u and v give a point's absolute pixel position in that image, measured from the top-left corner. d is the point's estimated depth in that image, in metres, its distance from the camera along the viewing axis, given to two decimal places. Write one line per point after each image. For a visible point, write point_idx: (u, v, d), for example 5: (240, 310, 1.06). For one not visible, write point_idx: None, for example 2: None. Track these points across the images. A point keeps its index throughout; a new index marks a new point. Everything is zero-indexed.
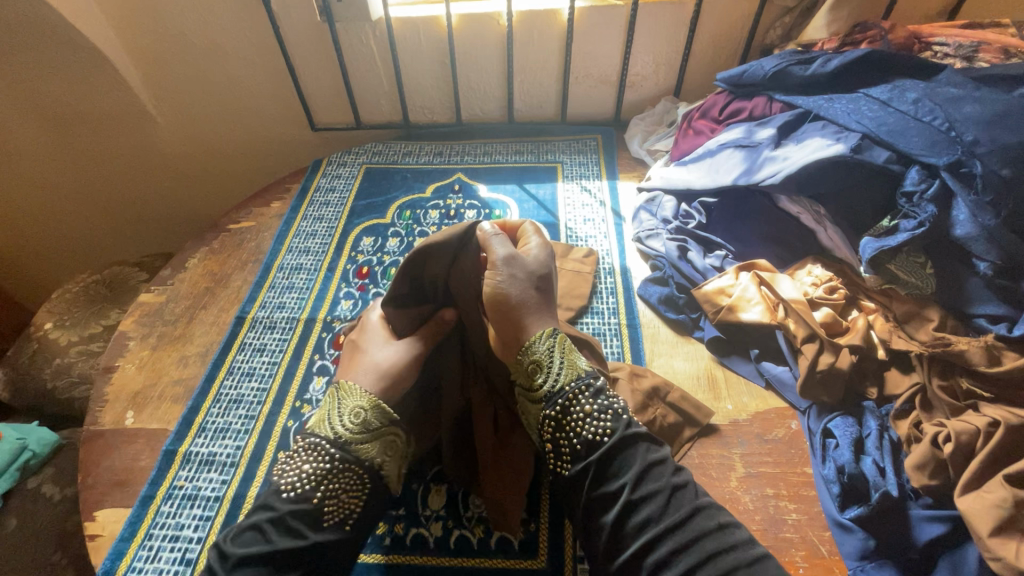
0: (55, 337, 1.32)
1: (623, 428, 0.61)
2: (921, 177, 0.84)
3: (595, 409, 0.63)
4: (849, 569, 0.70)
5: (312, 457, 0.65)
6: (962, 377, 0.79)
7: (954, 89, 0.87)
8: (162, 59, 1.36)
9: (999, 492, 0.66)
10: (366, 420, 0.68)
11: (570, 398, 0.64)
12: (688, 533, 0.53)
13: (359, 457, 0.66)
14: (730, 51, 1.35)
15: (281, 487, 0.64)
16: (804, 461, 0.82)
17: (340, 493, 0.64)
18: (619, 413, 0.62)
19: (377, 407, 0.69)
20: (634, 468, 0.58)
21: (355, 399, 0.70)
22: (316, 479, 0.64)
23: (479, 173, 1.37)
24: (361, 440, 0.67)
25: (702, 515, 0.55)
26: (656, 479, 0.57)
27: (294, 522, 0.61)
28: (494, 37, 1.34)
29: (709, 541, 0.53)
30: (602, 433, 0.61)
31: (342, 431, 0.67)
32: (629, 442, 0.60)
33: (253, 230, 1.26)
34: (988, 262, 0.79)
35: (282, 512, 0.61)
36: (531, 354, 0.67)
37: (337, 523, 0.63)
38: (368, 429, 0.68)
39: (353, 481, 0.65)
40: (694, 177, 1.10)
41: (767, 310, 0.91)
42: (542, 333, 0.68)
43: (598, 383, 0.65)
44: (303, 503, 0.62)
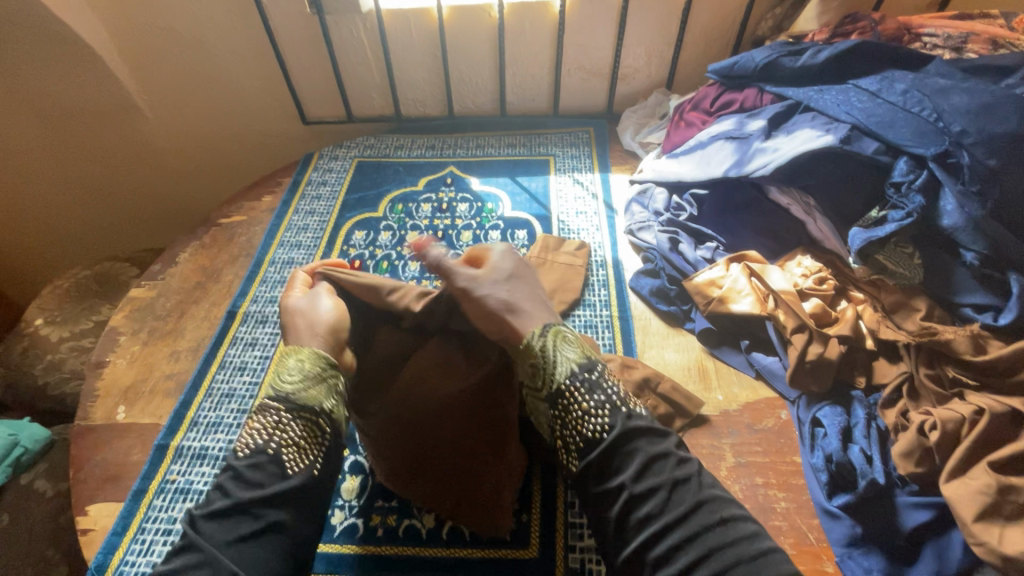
0: (46, 333, 1.32)
1: (623, 422, 0.57)
2: (909, 167, 0.84)
3: (592, 403, 0.59)
4: (836, 555, 0.71)
5: (262, 420, 0.59)
6: (949, 366, 0.80)
7: (942, 80, 0.88)
8: (151, 52, 1.34)
9: (983, 478, 0.67)
10: (310, 368, 0.64)
11: (567, 393, 0.61)
12: (691, 530, 0.50)
13: (312, 404, 0.61)
14: (722, 42, 1.35)
15: (238, 452, 0.58)
16: (793, 450, 0.83)
17: (301, 444, 0.59)
18: (617, 407, 0.59)
19: (318, 356, 0.65)
20: (634, 463, 0.55)
21: (301, 352, 0.66)
22: (274, 442, 0.57)
23: (471, 166, 1.36)
24: (308, 387, 0.62)
25: (705, 510, 0.52)
26: (657, 473, 0.54)
27: (254, 480, 0.55)
28: (486, 29, 1.33)
29: (711, 537, 0.50)
30: (602, 430, 0.57)
31: (291, 384, 0.62)
32: (629, 437, 0.57)
33: (244, 224, 1.25)
34: (975, 252, 0.79)
35: (240, 468, 0.56)
36: (529, 352, 0.65)
37: (303, 472, 0.57)
38: (314, 376, 0.64)
39: (311, 429, 0.60)
40: (685, 169, 1.11)
41: (757, 301, 0.91)
42: (535, 330, 0.66)
43: (592, 375, 0.62)
44: (261, 457, 0.56)
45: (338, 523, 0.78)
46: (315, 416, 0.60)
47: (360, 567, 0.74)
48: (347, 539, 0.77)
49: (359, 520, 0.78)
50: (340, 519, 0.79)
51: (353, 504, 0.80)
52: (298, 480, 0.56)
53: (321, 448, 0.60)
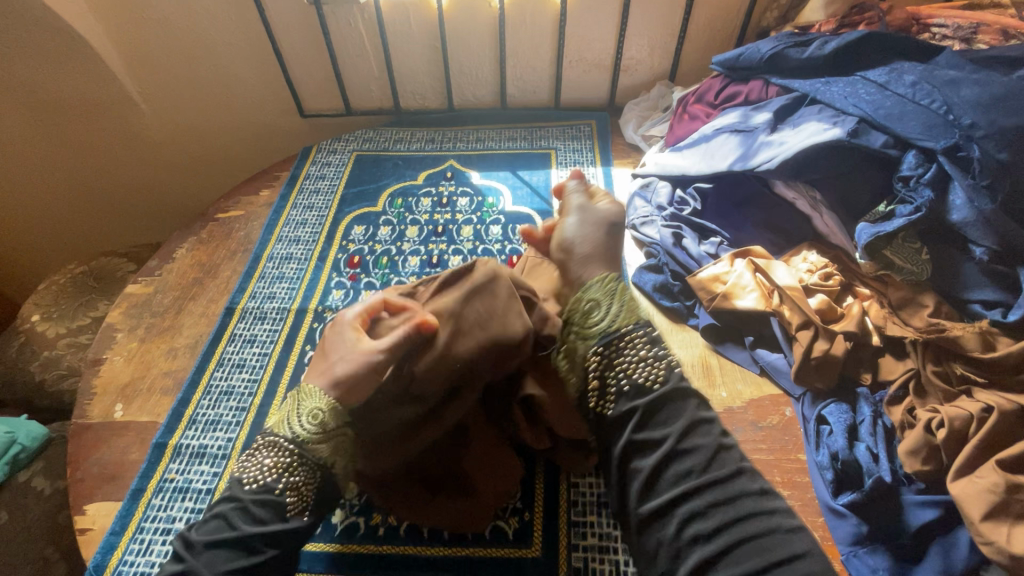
0: (43, 330, 1.31)
1: (675, 379, 0.56)
2: (918, 161, 0.83)
3: (648, 355, 0.58)
4: (842, 553, 0.71)
5: (272, 458, 0.59)
6: (957, 362, 0.79)
7: (952, 71, 0.86)
8: (146, 44, 1.32)
9: (992, 476, 0.66)
10: (328, 420, 0.60)
11: (619, 339, 0.60)
12: (727, 491, 0.48)
13: (320, 455, 0.60)
14: (726, 33, 1.33)
15: (244, 483, 0.58)
16: (798, 447, 0.82)
17: (301, 491, 0.59)
18: (672, 365, 0.57)
19: (336, 410, 0.60)
20: (679, 420, 0.52)
21: (314, 397, 0.62)
22: (278, 484, 0.58)
23: (471, 160, 1.35)
24: (321, 440, 0.60)
25: (747, 477, 0.49)
26: (703, 435, 0.52)
27: (257, 517, 0.56)
28: (486, 20, 1.31)
29: (748, 501, 0.47)
30: (652, 380, 0.56)
31: (306, 429, 0.60)
32: (676, 395, 0.54)
33: (241, 219, 1.24)
34: (984, 247, 0.78)
35: (246, 503, 0.57)
36: (588, 300, 0.65)
37: (300, 518, 0.58)
38: (328, 429, 0.61)
39: (312, 478, 0.60)
40: (689, 163, 1.09)
41: (762, 297, 0.90)
42: (600, 280, 0.67)
43: (648, 332, 0.60)
44: (266, 497, 0.57)
45: (338, 522, 0.78)
46: (317, 468, 0.60)
47: (361, 567, 0.73)
48: (347, 538, 0.76)
49: (360, 519, 0.78)
50: (340, 518, 0.78)
51: (354, 503, 0.79)
52: (294, 526, 0.57)
53: (317, 496, 0.60)
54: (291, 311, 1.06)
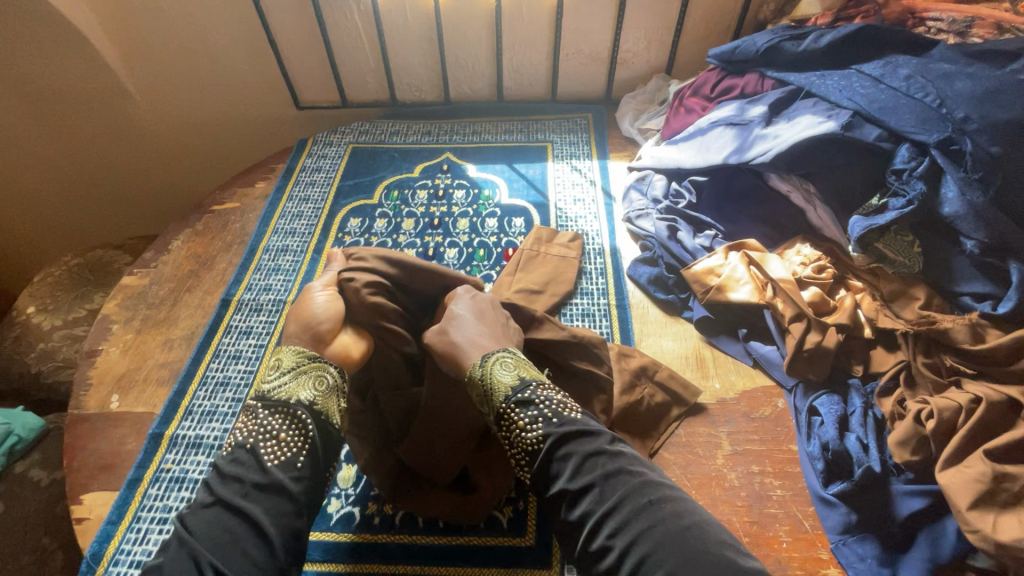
0: (38, 321, 1.30)
1: (557, 431, 0.56)
2: (911, 154, 0.83)
3: (527, 417, 0.58)
4: (831, 542, 0.72)
5: (246, 418, 0.61)
6: (947, 354, 0.80)
7: (946, 65, 0.86)
8: (139, 34, 1.31)
9: (979, 466, 0.67)
10: (290, 362, 0.65)
11: (505, 412, 0.59)
12: (623, 519, 0.48)
13: (291, 398, 0.62)
14: (723, 27, 1.33)
15: (224, 452, 0.60)
16: (790, 438, 0.83)
17: (281, 437, 0.59)
18: (551, 416, 0.57)
19: (299, 352, 0.66)
20: (572, 462, 0.53)
21: (283, 353, 0.67)
22: (255, 436, 0.59)
23: (468, 153, 1.35)
24: (287, 382, 0.63)
25: (635, 496, 0.49)
26: (589, 472, 0.52)
27: (235, 473, 0.56)
28: (482, 12, 1.30)
29: (640, 520, 0.48)
30: (539, 438, 0.56)
31: (272, 382, 0.64)
32: (562, 443, 0.55)
33: (237, 211, 1.23)
34: (975, 241, 0.79)
35: (223, 466, 0.57)
36: (472, 382, 0.63)
37: (285, 464, 0.57)
38: (294, 370, 0.64)
39: (290, 421, 0.60)
40: (684, 156, 1.09)
41: (755, 290, 0.91)
42: (475, 360, 0.63)
43: (528, 392, 0.59)
44: (242, 453, 0.58)
45: (334, 511, 0.78)
46: (293, 407, 0.61)
47: (356, 555, 0.74)
48: (343, 527, 0.77)
49: (355, 509, 0.78)
50: (336, 508, 0.79)
51: (350, 493, 0.80)
52: (278, 472, 0.56)
53: (302, 439, 0.60)
54: (287, 302, 1.06)
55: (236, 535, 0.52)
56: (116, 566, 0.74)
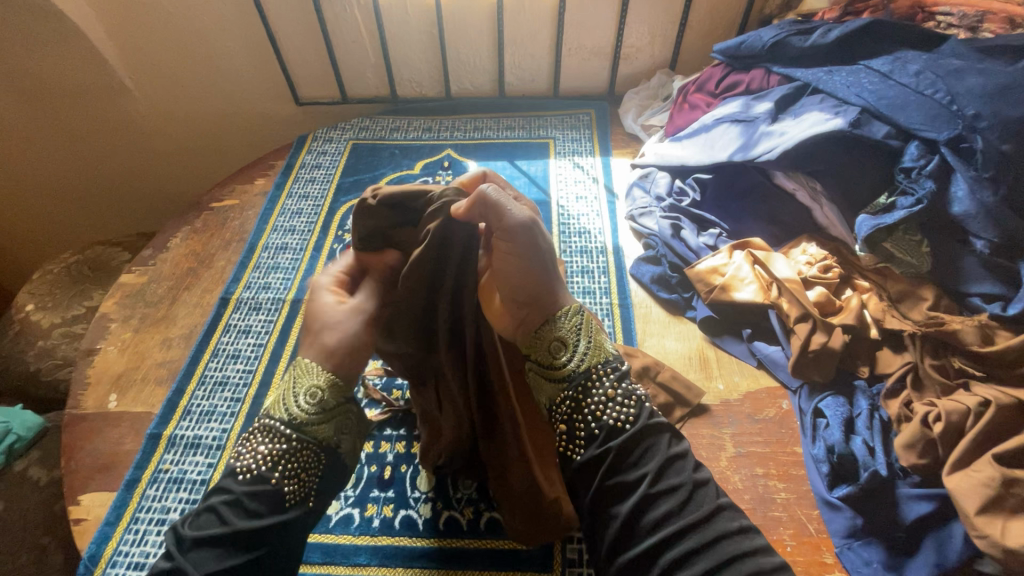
0: (38, 319, 1.30)
1: (647, 417, 0.49)
2: (920, 153, 0.82)
3: (617, 391, 0.50)
4: (835, 546, 0.71)
5: (269, 443, 0.49)
6: (956, 356, 0.79)
7: (957, 61, 0.84)
8: (136, 29, 1.30)
9: (987, 471, 0.66)
10: (327, 397, 0.50)
11: (587, 377, 0.51)
12: (711, 537, 0.42)
13: (326, 438, 0.50)
14: (728, 21, 1.31)
15: (237, 474, 0.48)
16: (794, 440, 0.82)
17: (304, 476, 0.49)
18: (643, 400, 0.50)
19: (338, 386, 0.51)
20: (656, 458, 0.46)
21: (314, 372, 0.51)
22: (278, 472, 0.48)
23: (469, 150, 1.33)
24: (319, 418, 0.50)
25: (725, 516, 0.44)
26: (677, 473, 0.46)
27: (252, 510, 0.46)
28: (484, 6, 1.28)
29: (729, 544, 0.42)
30: (624, 420, 0.49)
31: (303, 408, 0.50)
32: (650, 432, 0.48)
33: (236, 208, 1.22)
34: (985, 241, 0.77)
35: (239, 495, 0.46)
36: (551, 331, 0.53)
37: (304, 505, 0.48)
38: (331, 406, 0.51)
39: (316, 461, 0.49)
40: (689, 153, 1.08)
41: (760, 289, 0.90)
42: (560, 312, 0.53)
43: (618, 368, 0.52)
44: (263, 486, 0.47)
45: (333, 513, 0.78)
46: (324, 449, 0.50)
47: (355, 558, 0.73)
48: (342, 529, 0.76)
49: (355, 510, 0.78)
50: (335, 509, 0.78)
51: (349, 494, 0.80)
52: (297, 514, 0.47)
53: (321, 480, 0.50)
54: (286, 301, 1.05)
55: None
56: (114, 567, 0.74)
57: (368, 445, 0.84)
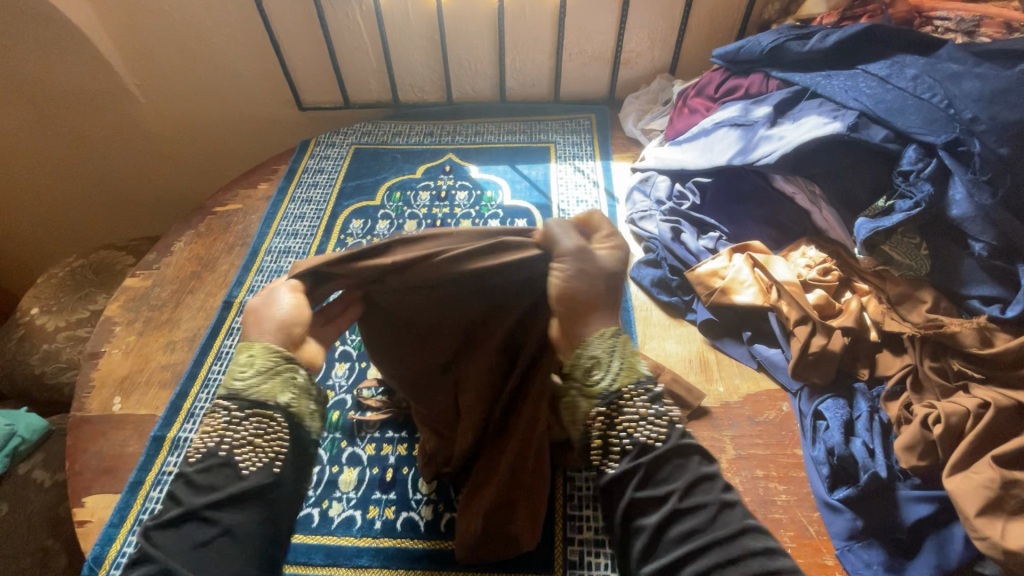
0: (42, 323, 1.31)
1: (677, 436, 0.47)
2: (918, 156, 0.82)
3: (649, 411, 0.47)
4: (836, 548, 0.71)
5: (212, 420, 0.48)
6: (954, 358, 0.78)
7: (954, 65, 0.85)
8: (142, 35, 1.31)
9: (987, 472, 0.66)
10: (262, 361, 0.49)
11: (622, 396, 0.48)
12: (733, 555, 0.42)
13: (269, 402, 0.48)
14: (727, 26, 1.32)
15: (190, 459, 0.48)
16: (794, 442, 0.82)
17: (257, 442, 0.47)
18: (676, 420, 0.48)
19: (270, 348, 0.50)
20: (683, 476, 0.45)
21: (245, 345, 0.50)
22: (226, 443, 0.47)
23: (470, 154, 1.34)
24: (261, 382, 0.49)
25: (751, 537, 0.43)
26: (704, 493, 0.44)
27: (206, 484, 0.46)
28: (485, 12, 1.30)
29: (753, 561, 0.41)
30: (655, 440, 0.46)
31: (242, 379, 0.49)
32: (680, 451, 0.46)
33: (240, 213, 1.23)
34: (983, 243, 0.78)
35: (189, 475, 0.46)
36: (585, 349, 0.50)
37: (263, 471, 0.47)
38: (269, 369, 0.50)
39: (267, 425, 0.48)
40: (688, 158, 1.09)
41: (760, 292, 0.90)
42: (602, 329, 0.50)
43: (652, 388, 0.49)
44: (213, 461, 0.46)
45: (335, 515, 0.78)
46: (268, 413, 0.48)
47: (357, 559, 0.74)
48: (345, 531, 0.77)
49: (357, 512, 0.78)
50: (337, 511, 0.78)
51: (351, 496, 0.80)
52: (257, 481, 0.46)
53: (279, 444, 0.48)
54: None
55: (215, 550, 0.43)
56: (118, 568, 0.74)
57: (370, 447, 0.85)
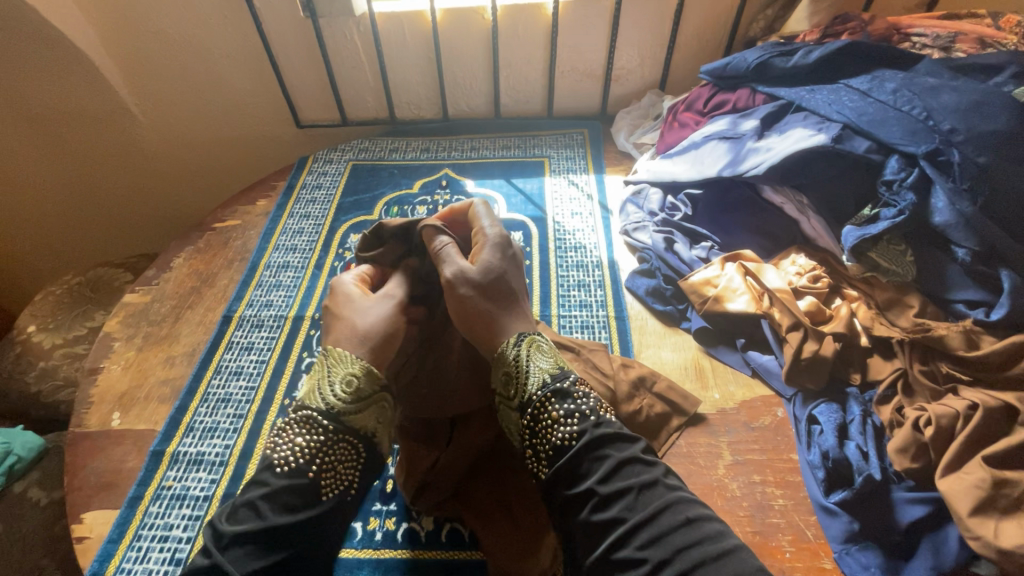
0: (39, 340, 1.30)
1: (592, 428, 0.52)
2: (900, 166, 0.85)
3: (562, 411, 0.54)
4: (834, 552, 0.72)
5: (306, 436, 0.53)
6: (943, 361, 0.81)
7: (931, 78, 0.89)
8: (143, 56, 1.34)
9: (978, 472, 0.68)
10: (363, 388, 0.57)
11: (537, 401, 0.55)
12: (657, 532, 0.44)
13: (355, 431, 0.56)
14: (714, 44, 1.36)
15: (275, 466, 0.52)
16: (790, 448, 0.83)
17: (343, 469, 0.54)
18: (587, 414, 0.53)
19: (373, 377, 0.58)
20: (601, 467, 0.49)
21: (350, 367, 0.58)
22: (318, 462, 0.52)
23: (466, 169, 1.37)
24: (357, 410, 0.56)
25: (670, 511, 0.45)
26: (627, 477, 0.48)
27: (291, 502, 0.50)
28: (479, 32, 1.33)
29: (676, 537, 0.43)
30: (570, 437, 0.52)
31: (341, 401, 0.56)
32: (599, 444, 0.51)
33: (238, 229, 1.25)
34: (966, 249, 0.80)
35: (278, 488, 0.50)
36: (500, 360, 0.60)
37: (340, 497, 0.53)
38: (363, 398, 0.57)
39: (351, 453, 0.55)
40: (680, 170, 1.11)
41: (752, 299, 0.92)
42: (507, 340, 0.61)
43: (564, 386, 0.56)
44: (301, 478, 0.51)
45: None
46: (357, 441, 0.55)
47: (358, 571, 0.74)
48: (345, 543, 0.76)
49: (358, 524, 0.78)
50: None
51: (351, 508, 0.80)
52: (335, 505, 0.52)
53: (358, 472, 0.55)
54: (288, 318, 1.07)
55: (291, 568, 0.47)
56: None
57: None
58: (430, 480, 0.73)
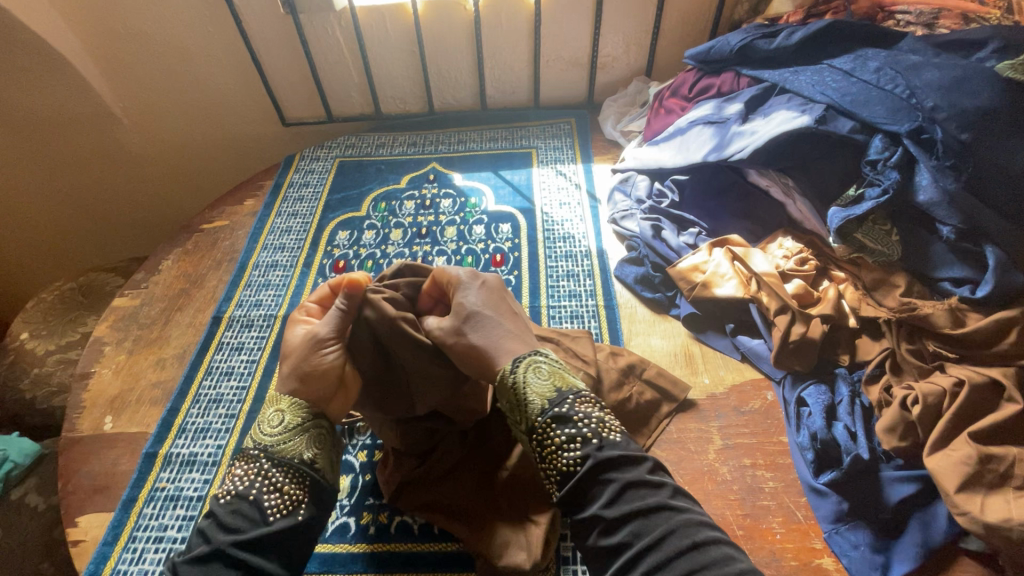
0: (32, 347, 1.30)
1: (595, 451, 0.52)
2: (884, 145, 0.85)
3: (564, 435, 0.54)
4: (823, 532, 0.72)
5: (244, 467, 0.58)
6: (929, 339, 0.81)
7: (914, 56, 0.88)
8: (123, 58, 1.33)
9: (965, 449, 0.68)
10: (291, 418, 0.61)
11: (539, 427, 0.56)
12: (663, 556, 0.45)
13: (293, 455, 0.59)
14: (699, 29, 1.35)
15: (220, 498, 0.57)
16: (780, 430, 0.83)
17: (285, 491, 0.56)
18: (589, 436, 0.53)
19: (299, 405, 0.61)
20: (605, 492, 0.50)
21: (279, 402, 0.62)
22: (257, 486, 0.56)
23: (453, 162, 1.36)
24: (289, 438, 0.60)
25: (677, 535, 0.46)
26: (629, 501, 0.49)
27: (233, 525, 0.53)
28: (461, 23, 1.32)
29: (681, 562, 0.44)
30: (573, 462, 0.52)
31: (271, 435, 0.60)
32: (602, 467, 0.51)
33: (226, 229, 1.24)
34: (951, 226, 0.80)
35: (220, 514, 0.54)
36: (502, 388, 0.59)
37: (286, 516, 0.55)
38: (296, 426, 0.60)
39: (294, 473, 0.58)
40: (666, 156, 1.11)
41: (740, 284, 0.92)
42: (506, 364, 0.59)
43: (566, 407, 0.56)
44: (241, 503, 0.55)
45: (330, 522, 0.79)
46: (296, 464, 0.58)
47: (352, 565, 0.74)
48: (339, 538, 0.77)
49: (351, 519, 0.79)
50: (331, 519, 0.79)
51: (345, 503, 0.80)
52: (278, 523, 0.54)
53: (303, 490, 0.57)
54: (278, 317, 1.07)
55: None
56: None
57: (362, 454, 0.86)
58: (412, 477, 0.74)
